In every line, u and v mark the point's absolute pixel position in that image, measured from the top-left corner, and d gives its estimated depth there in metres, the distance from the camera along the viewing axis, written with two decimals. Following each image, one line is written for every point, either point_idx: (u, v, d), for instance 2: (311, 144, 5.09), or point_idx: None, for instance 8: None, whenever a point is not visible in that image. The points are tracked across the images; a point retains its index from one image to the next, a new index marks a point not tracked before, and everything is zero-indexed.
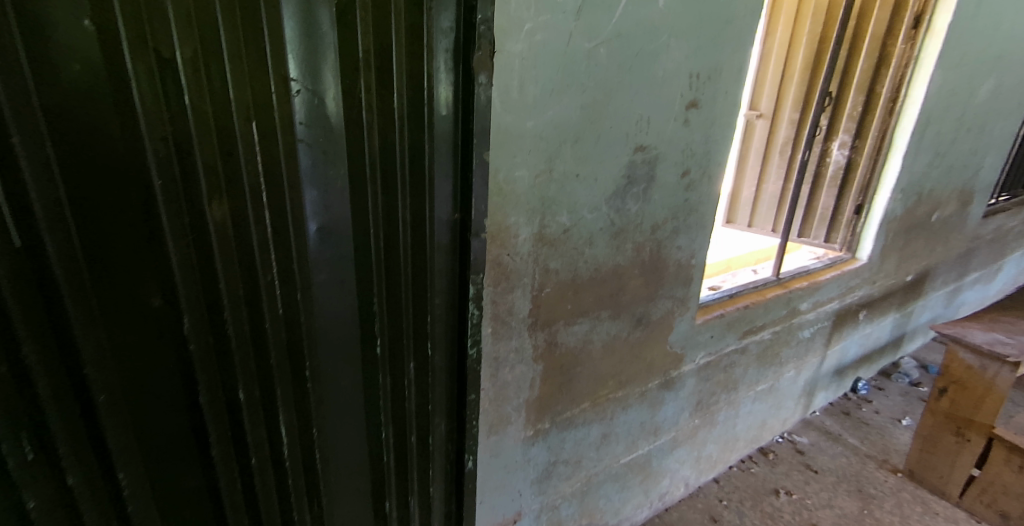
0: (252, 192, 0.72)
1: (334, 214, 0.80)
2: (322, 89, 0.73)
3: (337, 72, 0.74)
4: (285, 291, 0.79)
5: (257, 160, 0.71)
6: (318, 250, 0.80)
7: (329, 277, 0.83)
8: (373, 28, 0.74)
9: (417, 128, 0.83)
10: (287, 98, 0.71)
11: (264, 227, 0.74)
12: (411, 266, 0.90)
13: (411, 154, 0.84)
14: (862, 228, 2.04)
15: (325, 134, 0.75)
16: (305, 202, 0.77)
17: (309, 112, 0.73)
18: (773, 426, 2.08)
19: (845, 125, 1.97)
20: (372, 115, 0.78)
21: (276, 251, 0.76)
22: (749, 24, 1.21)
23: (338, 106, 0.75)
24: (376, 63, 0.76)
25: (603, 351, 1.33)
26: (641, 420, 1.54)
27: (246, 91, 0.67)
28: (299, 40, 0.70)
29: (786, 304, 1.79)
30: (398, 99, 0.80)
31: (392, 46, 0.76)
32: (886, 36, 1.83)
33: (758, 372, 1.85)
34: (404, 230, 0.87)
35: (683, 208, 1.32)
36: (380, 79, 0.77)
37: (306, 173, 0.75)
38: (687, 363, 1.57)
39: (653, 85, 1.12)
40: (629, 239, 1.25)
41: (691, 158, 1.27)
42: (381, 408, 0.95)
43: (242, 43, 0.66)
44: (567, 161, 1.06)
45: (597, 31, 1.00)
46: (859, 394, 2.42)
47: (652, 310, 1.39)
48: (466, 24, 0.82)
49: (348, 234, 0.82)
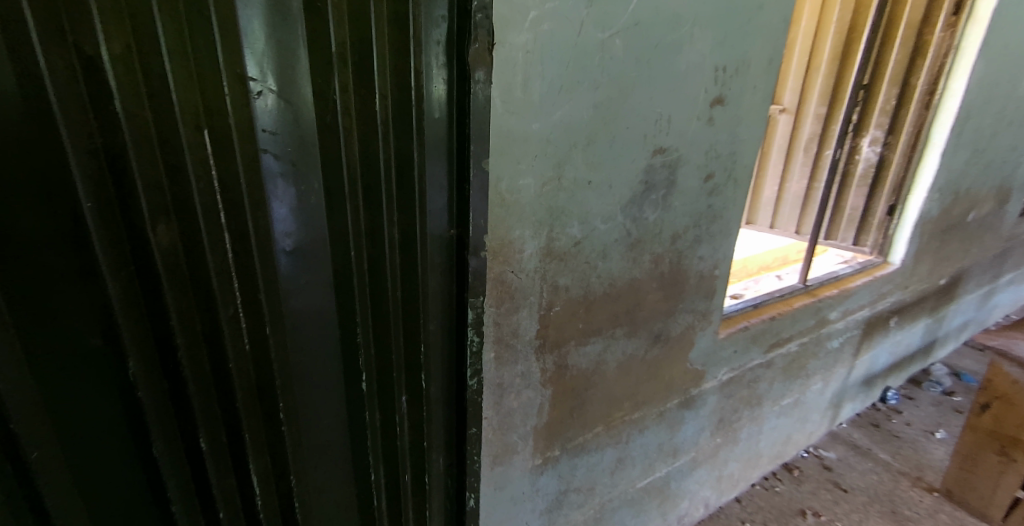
0: (207, 212, 0.61)
1: (308, 234, 0.69)
2: (284, 91, 0.62)
3: (306, 70, 0.62)
4: (252, 324, 0.68)
5: (212, 175, 0.60)
6: (291, 277, 0.70)
7: (304, 308, 0.72)
8: (348, 17, 0.63)
9: (404, 134, 0.72)
10: (246, 101, 0.60)
11: (224, 252, 0.63)
12: (400, 290, 0.79)
13: (398, 164, 0.73)
14: (895, 230, 1.91)
15: (293, 142, 0.64)
16: (273, 222, 0.66)
17: (273, 117, 0.62)
18: (798, 441, 1.95)
19: (877, 120, 1.82)
20: (350, 119, 0.67)
21: (240, 279, 0.66)
22: (781, 11, 1.08)
23: (309, 110, 0.64)
24: (354, 59, 0.65)
25: (617, 372, 1.22)
26: (659, 442, 1.42)
27: (194, 94, 0.57)
28: (257, 32, 0.58)
29: (815, 313, 1.67)
30: (380, 100, 0.68)
31: (371, 37, 0.65)
32: (923, 24, 1.68)
33: (784, 386, 1.73)
34: (390, 250, 0.76)
35: (706, 214, 1.20)
36: (357, 77, 0.66)
37: (274, 188, 0.65)
38: (708, 380, 1.46)
39: (673, 79, 1.00)
40: (646, 250, 1.13)
41: (715, 160, 1.15)
42: (369, 448, 0.85)
43: (187, 36, 0.55)
44: (578, 167, 0.95)
45: (611, 20, 0.88)
46: (888, 404, 2.29)
47: (671, 325, 1.28)
48: (460, 13, 0.71)
49: (326, 257, 0.71)
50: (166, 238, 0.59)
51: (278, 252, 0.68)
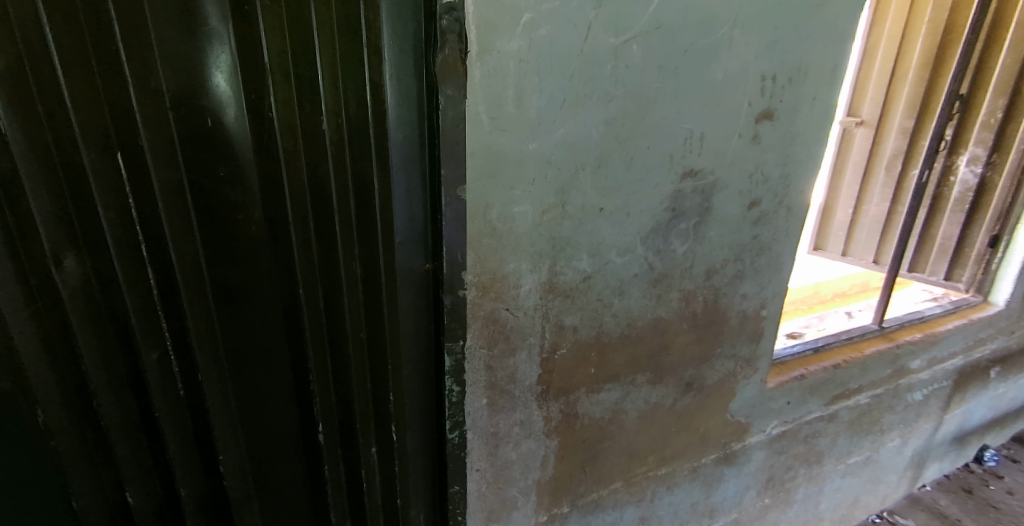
0: (122, 246, 0.54)
1: (250, 270, 0.61)
2: (210, 110, 0.54)
3: (238, 84, 0.55)
4: (184, 370, 0.61)
5: (129, 203, 0.53)
6: (230, 317, 0.62)
7: (247, 352, 0.64)
8: (287, 24, 0.55)
9: (363, 156, 0.63)
10: (163, 121, 0.52)
11: (146, 289, 0.56)
12: (364, 333, 0.71)
13: (356, 190, 0.64)
14: (998, 266, 1.63)
15: (226, 165, 0.56)
16: (207, 257, 0.59)
17: (200, 137, 0.55)
18: (868, 504, 1.70)
19: (979, 136, 1.56)
20: (294, 139, 0.59)
21: (167, 321, 0.58)
22: (848, 9, 0.91)
23: (240, 130, 0.56)
24: (296, 71, 0.57)
25: (639, 422, 1.07)
26: (692, 501, 1.25)
27: (99, 112, 0.50)
28: (172, 42, 0.51)
29: (891, 362, 1.43)
30: (329, 118, 0.60)
31: (317, 47, 0.57)
32: None
33: (850, 442, 1.49)
34: (348, 291, 0.67)
35: (750, 247, 1.03)
36: (302, 91, 0.58)
37: (202, 219, 0.57)
38: (754, 433, 1.27)
39: (706, 90, 0.85)
40: (674, 287, 0.98)
41: (762, 184, 0.98)
42: (331, 506, 0.76)
43: (88, 46, 0.48)
44: (585, 193, 0.82)
45: (627, 23, 0.75)
46: (985, 466, 1.96)
47: (706, 373, 1.11)
48: (426, 18, 0.62)
49: (273, 296, 0.63)
50: (74, 274, 0.53)
51: (214, 291, 0.60)
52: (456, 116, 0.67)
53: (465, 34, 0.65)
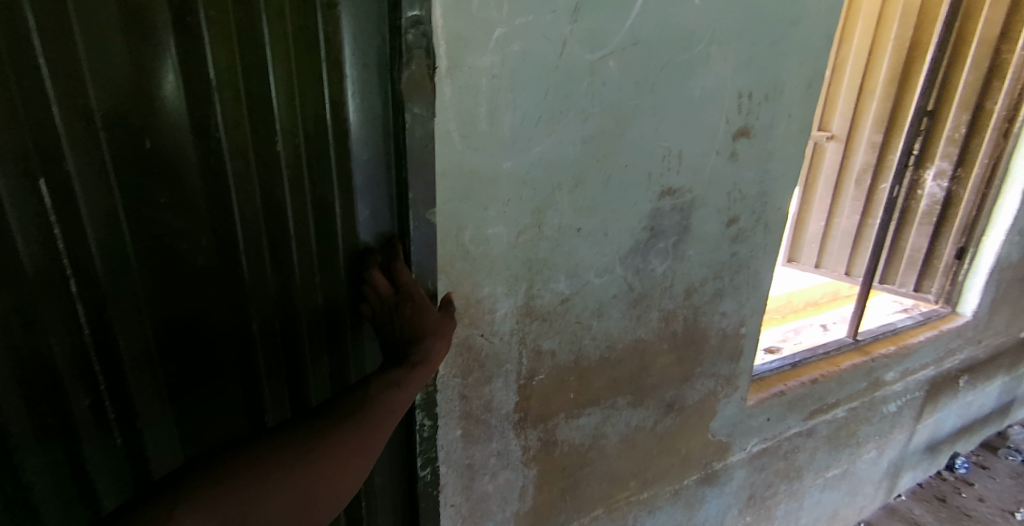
0: (48, 280, 0.49)
1: (194, 298, 0.58)
2: (150, 129, 0.51)
3: (180, 101, 0.51)
4: (122, 410, 0.57)
5: (55, 233, 0.48)
6: (173, 348, 0.58)
7: (193, 382, 0.61)
8: (236, 38, 0.52)
9: (323, 178, 0.61)
10: (93, 143, 0.48)
11: (76, 326, 0.52)
12: (323, 356, 0.69)
13: (315, 211, 0.62)
14: (964, 278, 1.66)
15: (166, 190, 0.53)
16: (144, 289, 0.55)
17: (137, 160, 0.51)
18: (847, 516, 1.69)
19: (944, 151, 1.59)
20: (244, 160, 0.56)
21: (100, 361, 0.54)
22: (822, 26, 0.90)
23: (185, 150, 0.53)
24: (247, 88, 0.54)
25: (620, 446, 1.04)
26: (674, 523, 1.22)
27: (19, 135, 0.45)
28: (104, 55, 0.47)
29: (867, 375, 1.43)
30: (283, 138, 0.57)
31: (270, 63, 0.55)
32: (1000, 40, 1.44)
33: (829, 456, 1.49)
34: (303, 306, 0.65)
35: (729, 264, 1.02)
36: (254, 110, 0.55)
37: (140, 247, 0.53)
38: (735, 452, 1.25)
39: (685, 107, 0.83)
40: (653, 307, 0.96)
41: (740, 201, 0.97)
42: None
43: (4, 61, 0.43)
44: (563, 212, 0.79)
45: (603, 38, 0.72)
46: (956, 473, 1.98)
47: (687, 393, 1.08)
48: (390, 32, 0.59)
49: (220, 320, 0.60)
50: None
51: (153, 324, 0.56)
52: (427, 136, 0.63)
53: (433, 51, 0.60)
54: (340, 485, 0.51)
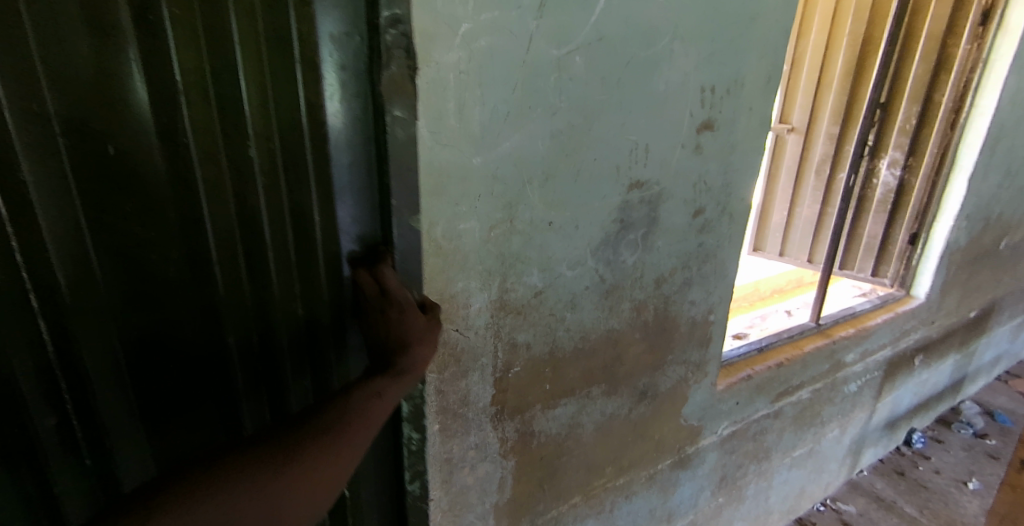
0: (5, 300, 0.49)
1: (164, 311, 0.58)
2: (116, 136, 0.50)
3: (146, 107, 0.51)
4: (92, 427, 0.57)
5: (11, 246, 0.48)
6: (144, 364, 0.58)
7: (168, 397, 0.61)
8: (204, 41, 0.52)
9: (300, 186, 0.61)
10: (52, 151, 0.48)
11: (35, 341, 0.51)
12: (302, 367, 0.69)
13: (292, 218, 0.63)
14: (918, 262, 1.73)
15: (132, 199, 0.52)
16: (112, 306, 0.54)
17: (100, 167, 0.50)
18: (813, 493, 1.77)
19: (896, 141, 1.66)
20: (216, 168, 0.56)
21: (65, 378, 0.54)
22: (779, 22, 0.93)
23: (153, 157, 0.52)
24: (217, 91, 0.54)
25: (596, 435, 1.06)
26: (650, 507, 1.26)
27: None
28: (63, 61, 0.47)
29: (829, 357, 1.49)
30: (254, 142, 0.57)
31: (242, 65, 0.55)
32: (947, 35, 1.51)
33: (795, 436, 1.55)
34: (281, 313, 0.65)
35: (696, 254, 1.05)
36: (225, 117, 0.55)
37: (106, 260, 0.53)
38: (706, 436, 1.29)
39: (649, 101, 0.85)
40: (624, 297, 0.98)
41: (705, 193, 1.00)
42: None
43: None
44: (534, 207, 0.80)
45: (568, 34, 0.73)
46: (913, 448, 2.08)
47: (659, 380, 1.12)
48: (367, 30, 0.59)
49: (194, 334, 0.60)
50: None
51: (122, 341, 0.56)
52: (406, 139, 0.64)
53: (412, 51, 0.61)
54: (314, 489, 0.52)
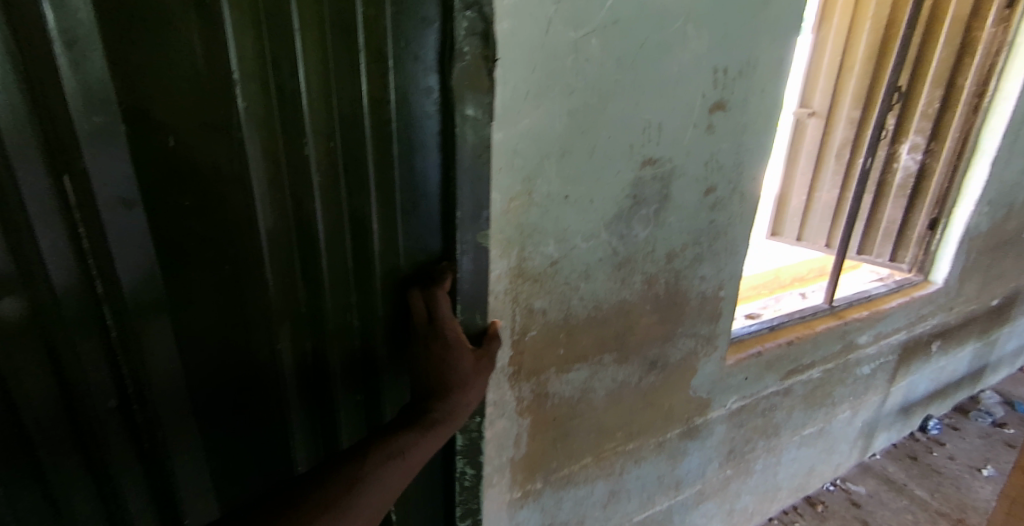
0: (86, 332, 0.58)
1: (221, 305, 0.65)
2: (176, 125, 0.55)
3: (206, 101, 0.56)
4: (160, 447, 0.66)
5: (75, 219, 0.54)
6: (205, 397, 0.68)
7: (227, 423, 0.70)
8: (266, 34, 0.57)
9: (358, 177, 0.67)
10: (113, 140, 0.53)
11: (110, 361, 0.60)
12: (345, 366, 0.77)
13: (350, 218, 0.70)
14: (936, 247, 1.74)
15: (192, 195, 0.58)
16: (179, 342, 0.64)
17: (160, 163, 0.55)
18: (823, 473, 1.80)
19: (918, 125, 1.66)
20: (275, 164, 0.63)
21: (137, 405, 0.63)
22: (792, 6, 0.97)
23: (208, 148, 0.58)
24: (278, 82, 0.60)
25: (607, 400, 1.13)
26: (658, 474, 1.32)
27: (31, 125, 0.50)
28: (127, 54, 0.51)
29: (841, 338, 1.52)
30: (313, 136, 0.64)
31: (306, 57, 0.60)
32: (972, 17, 1.51)
33: (805, 415, 1.59)
34: (332, 341, 0.74)
35: (707, 231, 1.09)
36: (284, 106, 0.61)
37: (174, 305, 0.62)
38: (715, 408, 1.34)
39: (662, 82, 0.90)
40: (636, 270, 1.04)
41: (717, 172, 1.04)
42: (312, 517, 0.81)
43: (22, 51, 0.48)
44: (551, 181, 0.86)
45: (586, 18, 0.79)
46: (928, 434, 2.10)
47: (669, 351, 1.17)
48: (443, 12, 0.63)
49: (251, 369, 0.69)
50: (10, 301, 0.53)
51: (188, 376, 0.66)
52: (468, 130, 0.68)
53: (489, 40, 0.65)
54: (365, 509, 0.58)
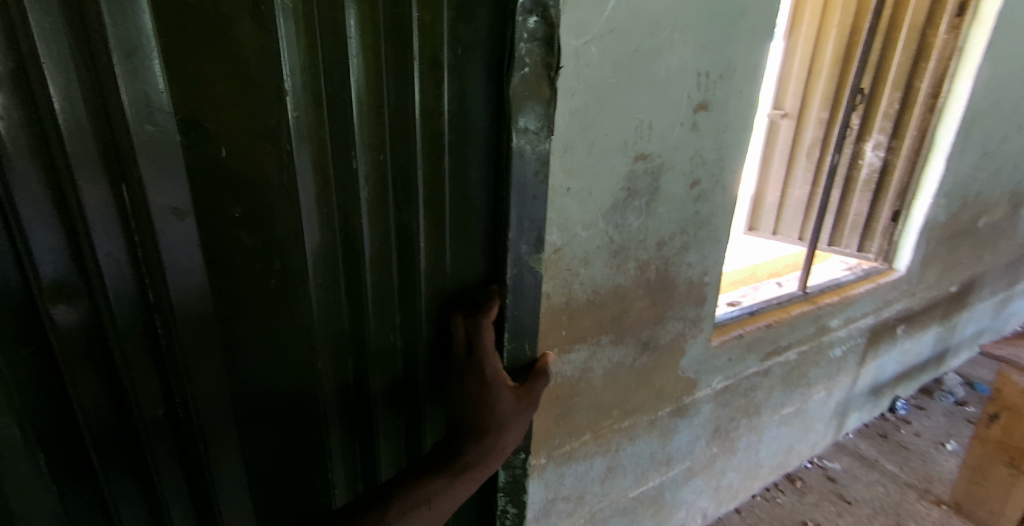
0: (133, 346, 0.56)
1: (270, 324, 0.64)
2: (226, 135, 0.54)
3: (259, 109, 0.55)
4: (205, 475, 0.65)
5: (131, 228, 0.53)
6: (254, 426, 0.67)
7: (270, 453, 0.70)
8: (318, 48, 0.58)
9: (405, 191, 0.68)
10: (169, 151, 0.51)
11: (158, 375, 0.59)
12: (387, 387, 0.78)
13: (397, 231, 0.70)
14: (899, 237, 1.86)
15: (242, 211, 0.57)
16: (225, 363, 0.62)
17: (211, 172, 0.54)
18: (801, 451, 1.92)
19: (880, 125, 1.81)
20: (324, 175, 0.63)
21: (187, 430, 0.62)
22: (765, 16, 1.07)
23: (260, 157, 0.56)
24: (328, 92, 0.60)
25: (605, 379, 1.21)
26: (651, 451, 1.41)
27: (87, 132, 0.48)
28: (184, 59, 0.50)
29: (814, 321, 1.64)
30: (363, 149, 0.64)
31: (360, 67, 0.61)
32: (926, 25, 1.65)
33: (783, 395, 1.70)
34: (376, 369, 0.76)
35: (692, 221, 1.19)
36: (333, 116, 0.61)
37: (231, 330, 0.61)
38: (702, 388, 1.44)
39: (653, 84, 0.99)
40: (631, 257, 1.13)
41: (701, 166, 1.14)
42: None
43: (83, 55, 0.47)
44: (556, 174, 0.95)
45: (586, 27, 0.88)
46: (897, 414, 2.24)
47: (660, 333, 1.26)
48: (500, 17, 0.62)
49: (293, 398, 0.69)
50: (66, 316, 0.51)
51: None
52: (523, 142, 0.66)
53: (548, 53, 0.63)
54: None
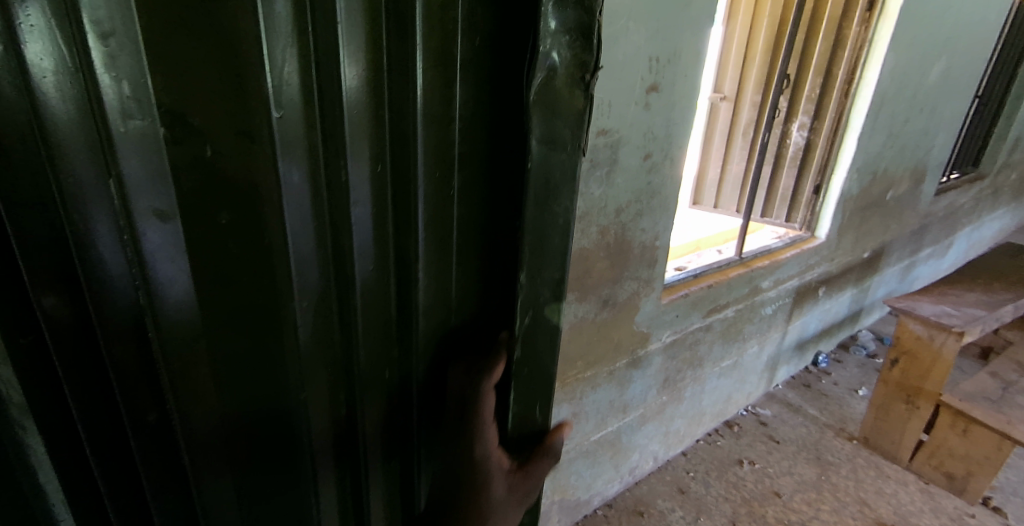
0: (122, 350, 0.54)
1: (257, 348, 0.59)
2: (215, 132, 0.49)
3: (248, 107, 0.50)
4: (193, 507, 0.63)
5: (122, 226, 0.49)
6: (238, 458, 0.63)
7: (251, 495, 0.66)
8: (313, 50, 0.52)
9: (405, 206, 0.63)
10: (153, 145, 0.47)
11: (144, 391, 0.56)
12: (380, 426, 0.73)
13: (397, 258, 0.66)
14: (820, 208, 2.11)
15: (221, 229, 0.52)
16: (206, 385, 0.58)
17: (195, 174, 0.49)
18: (738, 400, 2.16)
19: (804, 107, 2.03)
20: (319, 188, 0.57)
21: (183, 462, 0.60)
22: (707, 9, 1.23)
23: (250, 160, 0.51)
24: (320, 84, 0.53)
25: (570, 332, 1.36)
26: (610, 398, 1.58)
27: (73, 118, 0.45)
28: (162, 47, 0.45)
29: (749, 282, 1.85)
30: (359, 158, 0.58)
31: (359, 71, 0.55)
32: (842, 18, 1.87)
33: (723, 349, 1.91)
34: (372, 407, 0.71)
35: (645, 190, 1.35)
36: (332, 116, 0.55)
37: (215, 367, 0.58)
38: (653, 342, 1.62)
39: (612, 67, 1.13)
40: (593, 222, 1.27)
41: (653, 141, 1.30)
42: None
43: (69, 38, 0.43)
44: None
45: None
46: (819, 367, 2.52)
47: (618, 291, 1.42)
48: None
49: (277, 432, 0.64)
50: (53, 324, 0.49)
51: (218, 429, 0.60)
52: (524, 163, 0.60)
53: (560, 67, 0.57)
54: None
